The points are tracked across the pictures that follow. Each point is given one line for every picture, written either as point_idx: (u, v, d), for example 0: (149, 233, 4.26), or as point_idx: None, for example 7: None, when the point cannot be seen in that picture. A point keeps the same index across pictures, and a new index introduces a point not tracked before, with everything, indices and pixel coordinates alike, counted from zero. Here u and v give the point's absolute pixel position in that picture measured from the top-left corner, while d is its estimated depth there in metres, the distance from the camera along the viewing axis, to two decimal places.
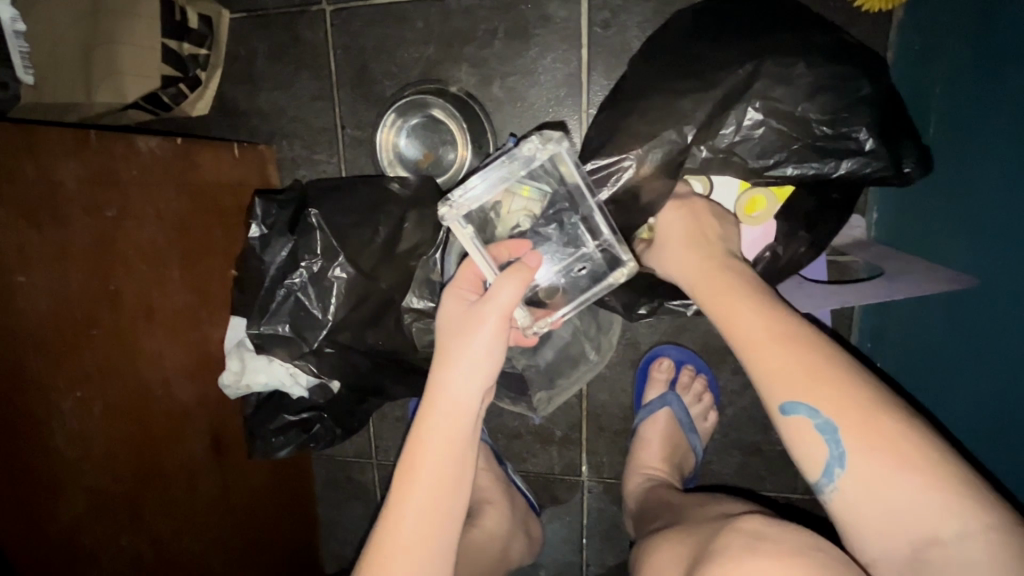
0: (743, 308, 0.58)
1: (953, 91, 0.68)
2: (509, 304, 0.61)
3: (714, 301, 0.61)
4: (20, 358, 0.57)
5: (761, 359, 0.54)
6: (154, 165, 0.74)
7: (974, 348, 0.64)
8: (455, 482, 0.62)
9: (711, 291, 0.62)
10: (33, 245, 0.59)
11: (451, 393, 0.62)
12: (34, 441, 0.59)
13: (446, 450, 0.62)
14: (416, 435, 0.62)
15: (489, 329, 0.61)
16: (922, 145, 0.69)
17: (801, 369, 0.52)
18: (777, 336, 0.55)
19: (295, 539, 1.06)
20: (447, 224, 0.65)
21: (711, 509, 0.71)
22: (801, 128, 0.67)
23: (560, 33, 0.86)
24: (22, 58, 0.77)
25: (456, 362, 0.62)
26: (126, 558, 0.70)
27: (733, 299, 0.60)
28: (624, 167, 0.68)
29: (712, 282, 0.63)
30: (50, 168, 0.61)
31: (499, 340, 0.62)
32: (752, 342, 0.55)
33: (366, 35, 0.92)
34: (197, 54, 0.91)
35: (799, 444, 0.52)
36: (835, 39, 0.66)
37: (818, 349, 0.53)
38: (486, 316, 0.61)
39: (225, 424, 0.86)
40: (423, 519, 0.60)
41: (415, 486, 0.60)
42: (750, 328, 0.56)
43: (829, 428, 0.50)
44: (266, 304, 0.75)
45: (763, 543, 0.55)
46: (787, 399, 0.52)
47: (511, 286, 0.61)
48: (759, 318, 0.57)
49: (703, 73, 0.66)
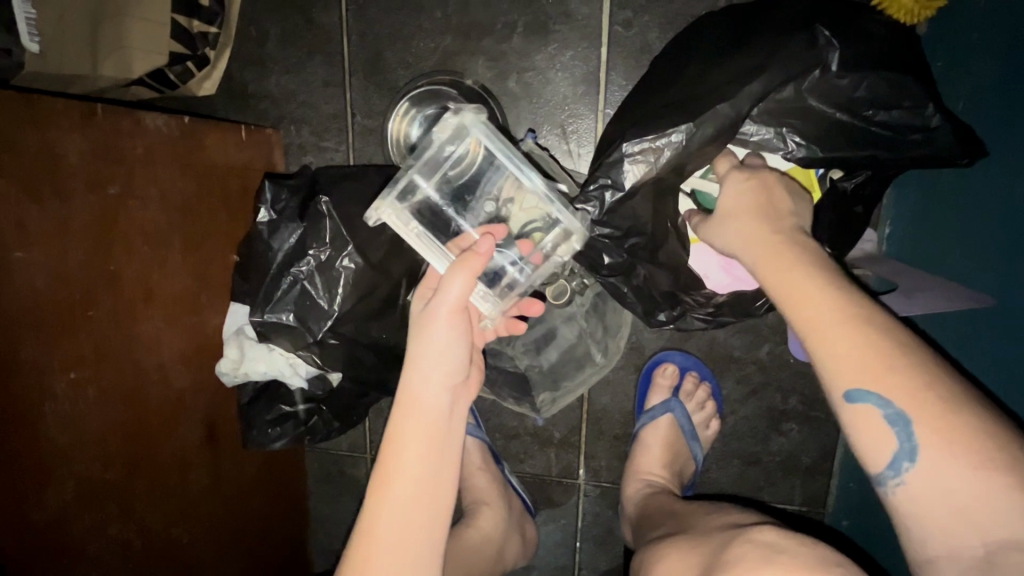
0: (803, 280, 0.51)
1: (994, 109, 0.63)
2: (459, 297, 0.58)
3: (769, 271, 0.54)
4: (17, 337, 0.55)
5: (828, 345, 0.48)
6: (159, 144, 0.71)
7: (986, 361, 0.63)
8: (436, 483, 0.60)
9: (776, 265, 0.54)
10: (33, 220, 0.56)
11: (416, 391, 0.61)
12: (27, 420, 0.56)
13: (424, 451, 0.60)
14: (391, 436, 0.61)
15: (444, 328, 0.60)
16: (964, 134, 0.61)
17: (868, 356, 0.47)
18: (844, 317, 0.48)
19: (287, 530, 1.05)
20: (376, 219, 0.63)
21: (720, 518, 0.70)
22: (845, 103, 0.62)
23: (580, 31, 0.85)
24: (28, 24, 0.70)
25: (424, 358, 0.60)
26: (114, 548, 0.68)
27: (794, 273, 0.52)
28: (670, 141, 0.63)
29: (778, 262, 0.54)
30: (56, 140, 0.58)
31: (456, 341, 0.60)
32: (809, 317, 0.50)
33: (381, 23, 0.91)
34: (206, 32, 0.89)
35: (859, 429, 0.47)
36: (890, 30, 0.63)
37: (881, 328, 0.48)
38: (435, 312, 0.59)
39: (219, 412, 0.84)
40: (407, 519, 0.58)
41: (392, 486, 0.59)
42: (807, 302, 0.50)
43: (901, 420, 0.45)
44: (271, 292, 0.73)
45: (778, 556, 0.54)
46: (852, 388, 0.47)
47: (457, 279, 0.58)
48: (820, 291, 0.50)
49: (760, 61, 0.61)
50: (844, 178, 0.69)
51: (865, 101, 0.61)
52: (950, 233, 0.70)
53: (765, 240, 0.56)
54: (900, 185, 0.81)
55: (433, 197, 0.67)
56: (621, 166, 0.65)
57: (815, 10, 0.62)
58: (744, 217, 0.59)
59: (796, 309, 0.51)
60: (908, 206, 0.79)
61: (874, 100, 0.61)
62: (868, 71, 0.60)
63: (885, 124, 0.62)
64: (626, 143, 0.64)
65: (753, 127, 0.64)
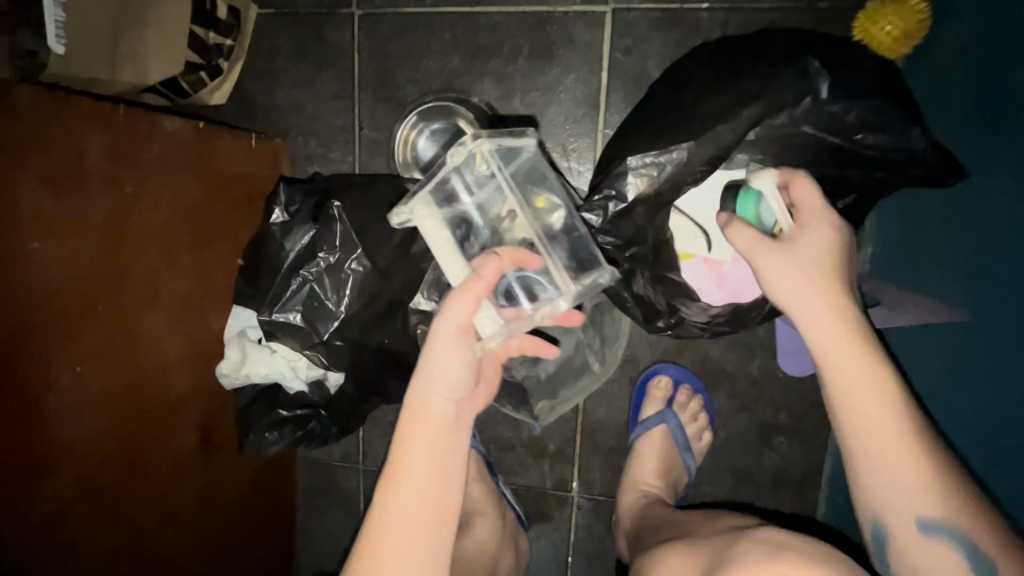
0: (880, 410, 0.57)
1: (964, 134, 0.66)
2: (462, 317, 0.59)
3: (845, 392, 0.59)
4: (20, 328, 0.55)
5: (896, 478, 0.56)
6: (179, 147, 0.72)
7: (960, 376, 0.65)
8: (439, 491, 0.61)
9: (848, 386, 0.59)
10: (48, 213, 0.56)
11: (422, 400, 0.61)
12: (27, 412, 0.56)
13: (433, 457, 0.61)
14: (398, 444, 0.61)
15: (449, 350, 0.59)
16: (941, 155, 0.64)
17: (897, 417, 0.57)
18: (879, 390, 0.58)
19: (275, 541, 1.03)
20: (400, 219, 0.66)
21: (718, 524, 0.72)
22: (838, 129, 0.67)
23: (582, 55, 0.89)
24: (56, 27, 0.68)
25: (429, 372, 0.60)
26: (104, 550, 0.66)
27: (870, 403, 0.58)
28: (673, 157, 0.67)
29: (859, 384, 0.58)
30: (79, 138, 0.59)
31: (458, 361, 0.59)
32: (884, 451, 0.57)
33: (392, 42, 0.94)
34: (221, 45, 0.92)
35: (926, 553, 0.56)
36: (871, 60, 0.67)
37: (941, 463, 0.56)
38: (438, 334, 0.59)
39: (217, 417, 0.83)
40: (404, 528, 0.59)
41: (399, 488, 0.60)
42: (882, 432, 0.57)
43: (969, 549, 0.54)
44: (280, 292, 0.75)
45: (783, 554, 0.56)
46: (922, 519, 0.56)
47: (463, 301, 0.58)
48: (892, 423, 0.57)
49: (753, 86, 0.65)
50: (834, 202, 0.73)
51: (854, 126, 0.66)
52: (926, 253, 0.73)
53: (847, 350, 0.59)
54: (885, 207, 0.84)
55: (467, 211, 0.68)
56: (625, 178, 0.69)
57: (804, 42, 0.67)
58: (817, 310, 0.61)
59: (830, 366, 0.60)
60: (892, 226, 0.82)
61: (862, 125, 0.66)
62: (857, 98, 0.64)
63: (875, 147, 0.67)
64: (631, 159, 0.68)
65: (741, 155, 0.72)
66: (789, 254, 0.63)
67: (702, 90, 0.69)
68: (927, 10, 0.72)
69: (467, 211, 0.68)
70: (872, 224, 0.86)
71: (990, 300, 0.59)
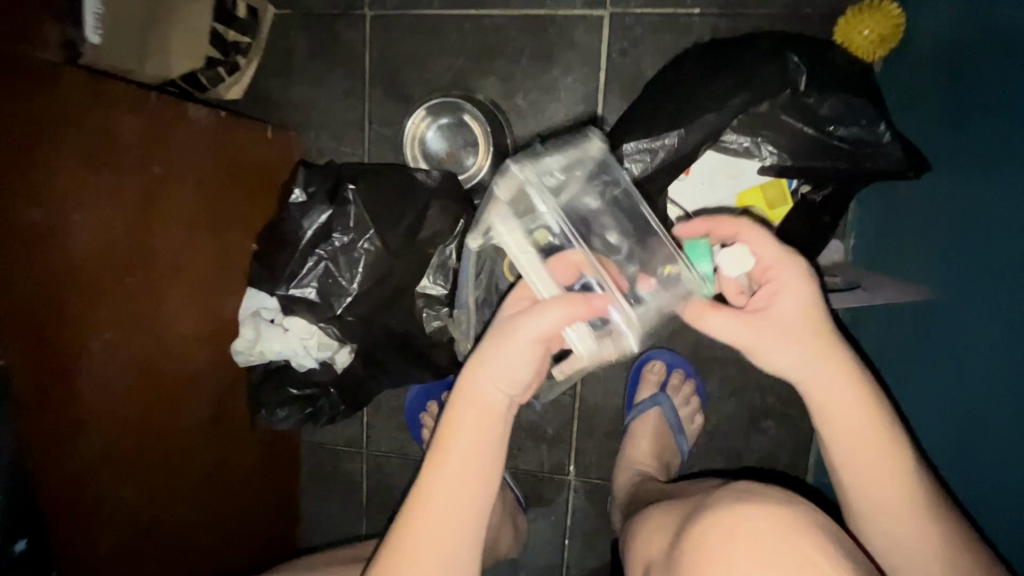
0: (882, 474, 0.58)
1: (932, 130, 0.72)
2: (548, 328, 0.56)
3: (854, 454, 0.58)
4: (58, 293, 0.58)
5: (892, 536, 0.58)
6: (202, 133, 0.76)
7: (933, 353, 0.69)
8: (470, 493, 0.57)
9: (858, 448, 0.58)
10: (87, 187, 0.60)
11: (478, 389, 0.57)
12: (61, 374, 0.59)
13: (473, 452, 0.57)
14: (442, 434, 0.58)
15: (523, 348, 0.56)
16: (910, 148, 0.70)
17: (889, 458, 0.57)
18: (886, 450, 0.58)
19: (280, 522, 1.06)
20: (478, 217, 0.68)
21: (696, 487, 0.77)
22: (811, 120, 0.71)
23: (581, 56, 0.95)
24: (95, 18, 0.71)
25: (492, 362, 0.57)
26: (125, 514, 0.69)
27: (879, 468, 0.58)
28: (664, 144, 0.72)
29: (868, 451, 0.58)
30: (118, 120, 0.63)
31: (528, 367, 0.56)
32: (885, 508, 0.58)
33: (402, 42, 1.00)
34: (239, 42, 0.97)
35: None
36: (849, 61, 0.73)
37: (936, 525, 0.57)
38: (522, 330, 0.55)
39: (229, 395, 0.86)
40: (444, 522, 0.56)
41: (441, 475, 0.57)
42: (885, 496, 0.58)
43: None
44: (296, 269, 0.80)
45: (755, 494, 0.55)
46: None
47: (553, 311, 0.55)
48: (895, 486, 0.57)
49: (740, 81, 0.71)
50: (812, 191, 0.79)
51: (828, 119, 0.71)
52: (901, 243, 0.77)
53: (859, 416, 0.58)
54: (863, 199, 0.88)
55: (558, 225, 0.64)
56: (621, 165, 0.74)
57: (788, 42, 0.73)
58: (827, 367, 0.59)
59: (823, 415, 0.59)
60: (868, 218, 0.86)
61: (835, 117, 0.71)
62: (831, 93, 0.70)
63: (847, 137, 0.72)
64: (626, 145, 0.74)
65: (733, 135, 0.75)
66: (769, 317, 0.60)
67: (693, 86, 0.74)
68: (901, 16, 0.77)
69: (558, 227, 0.65)
70: (853, 211, 0.89)
71: (966, 279, 0.63)
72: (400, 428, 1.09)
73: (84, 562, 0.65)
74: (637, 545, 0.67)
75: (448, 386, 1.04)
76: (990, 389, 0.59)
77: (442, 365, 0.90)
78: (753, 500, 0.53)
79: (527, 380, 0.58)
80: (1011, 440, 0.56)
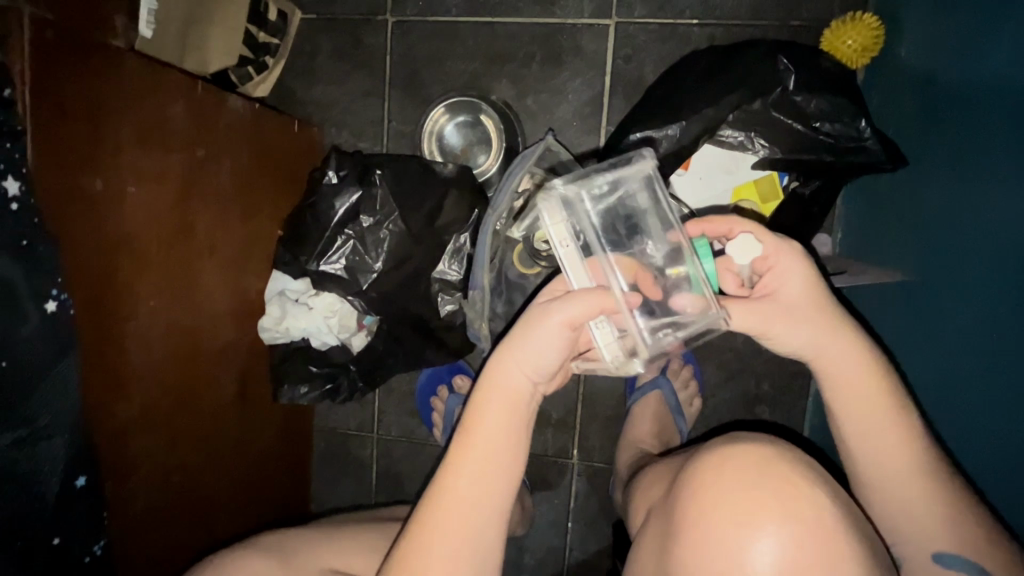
0: (891, 443, 0.61)
1: (907, 130, 0.79)
2: (579, 314, 0.57)
3: (858, 423, 0.62)
4: (114, 261, 0.63)
5: (901, 506, 0.61)
6: (239, 123, 0.82)
7: (914, 332, 0.75)
8: (497, 473, 0.57)
9: (868, 420, 0.61)
10: (143, 164, 0.66)
11: (506, 372, 0.58)
12: (113, 335, 0.64)
13: (501, 431, 0.57)
14: (471, 413, 0.58)
15: (553, 333, 0.57)
16: (889, 142, 0.78)
17: (892, 427, 0.61)
18: (893, 421, 0.61)
19: (294, 502, 1.09)
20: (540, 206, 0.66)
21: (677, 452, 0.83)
22: (799, 117, 0.79)
23: (588, 62, 1.02)
24: (149, 12, 0.78)
25: (522, 345, 0.57)
26: (158, 475, 0.74)
27: (885, 437, 0.61)
28: (667, 135, 0.79)
29: (876, 421, 0.61)
30: (170, 106, 0.70)
31: (557, 350, 0.57)
32: (892, 476, 0.61)
33: (420, 46, 1.07)
34: (268, 43, 1.04)
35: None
36: (836, 66, 0.80)
37: (941, 490, 0.59)
38: (553, 313, 0.57)
39: (253, 372, 0.91)
40: (470, 500, 0.56)
41: (471, 452, 0.57)
42: (891, 462, 0.61)
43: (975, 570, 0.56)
44: (325, 247, 0.86)
45: (740, 437, 0.61)
46: (939, 551, 0.59)
47: (591, 299, 0.57)
48: (903, 453, 0.61)
49: (734, 80, 0.78)
50: (801, 185, 0.86)
51: (814, 115, 0.79)
52: (888, 231, 0.82)
53: (872, 392, 0.61)
54: (849, 193, 0.95)
55: (598, 225, 0.67)
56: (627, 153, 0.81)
57: (779, 46, 0.80)
58: (837, 346, 0.62)
59: (832, 384, 0.63)
60: (856, 211, 0.92)
61: (821, 114, 0.78)
62: (815, 92, 0.78)
63: (832, 132, 0.79)
64: (634, 135, 0.80)
65: (729, 130, 0.82)
66: (776, 299, 0.64)
67: (693, 85, 0.81)
68: (881, 28, 0.85)
69: (596, 224, 0.67)
70: (845, 207, 0.95)
71: (938, 261, 0.70)
72: (410, 413, 1.13)
73: (123, 516, 0.69)
74: (641, 496, 0.75)
75: (458, 371, 1.08)
76: (965, 361, 0.64)
77: (455, 345, 0.96)
78: (740, 443, 0.59)
79: (554, 365, 0.58)
80: (982, 399, 0.62)
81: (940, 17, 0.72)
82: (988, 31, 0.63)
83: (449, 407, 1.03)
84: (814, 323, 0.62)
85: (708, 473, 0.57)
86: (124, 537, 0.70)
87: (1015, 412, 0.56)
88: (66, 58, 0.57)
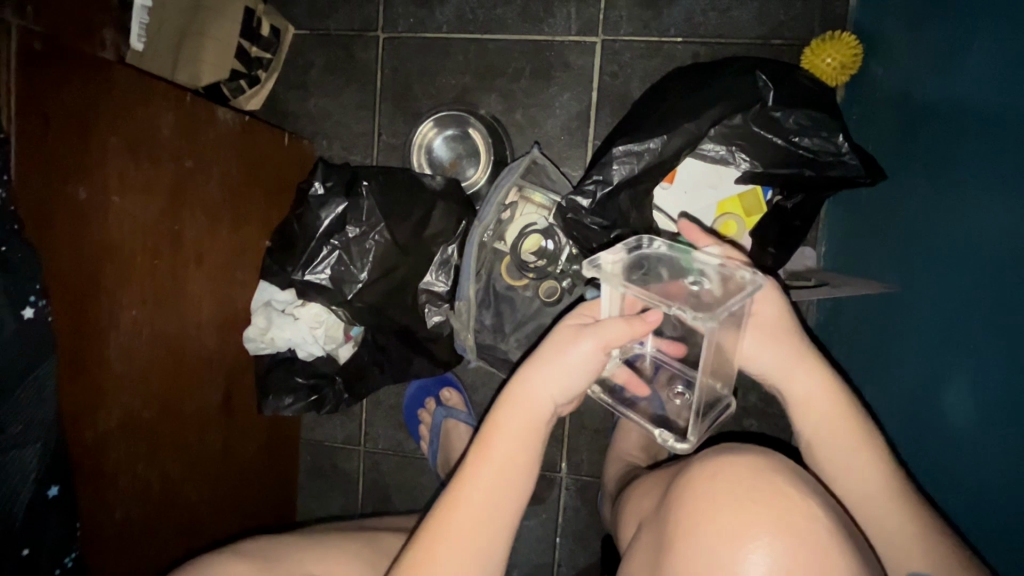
0: (861, 467, 0.62)
1: (884, 146, 0.81)
2: (613, 336, 0.58)
3: (825, 447, 0.64)
4: (99, 267, 0.64)
5: (878, 521, 0.61)
6: (229, 134, 0.83)
7: (896, 343, 0.75)
8: (513, 485, 0.57)
9: (832, 444, 0.64)
10: (130, 173, 0.66)
11: (532, 391, 0.58)
12: (96, 337, 0.64)
13: (519, 448, 0.57)
14: (489, 426, 0.58)
15: (587, 357, 0.58)
16: (868, 156, 0.78)
17: (859, 450, 0.63)
18: (860, 443, 0.63)
19: (278, 512, 1.08)
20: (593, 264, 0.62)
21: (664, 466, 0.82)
22: (779, 132, 0.81)
23: (576, 77, 1.04)
24: (140, 28, 0.86)
25: (552, 363, 0.58)
26: (138, 486, 0.73)
27: (855, 459, 0.63)
28: (648, 149, 0.80)
29: (842, 444, 0.63)
30: (158, 116, 0.70)
31: (588, 369, 0.58)
32: (861, 495, 0.62)
33: (412, 61, 1.09)
34: (262, 58, 1.05)
35: None
36: (815, 82, 0.82)
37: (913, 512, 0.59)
38: (589, 333, 0.58)
39: (238, 381, 0.90)
40: (474, 513, 0.55)
41: (487, 466, 0.56)
42: (860, 484, 0.62)
43: None
44: (311, 257, 0.86)
45: (734, 449, 0.61)
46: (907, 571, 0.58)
47: (620, 323, 0.58)
48: (877, 472, 0.62)
49: (715, 94, 0.80)
50: (784, 198, 0.87)
51: (793, 130, 0.80)
52: (868, 246, 0.83)
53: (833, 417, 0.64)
54: (831, 209, 0.97)
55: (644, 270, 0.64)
56: (611, 165, 0.81)
57: (757, 63, 0.82)
58: (801, 372, 0.65)
59: (798, 410, 0.66)
60: (832, 242, 0.96)
61: (799, 129, 0.80)
62: (794, 106, 0.79)
63: (813, 146, 0.80)
64: (618, 148, 0.81)
65: (710, 144, 0.86)
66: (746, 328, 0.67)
67: (677, 99, 0.82)
68: (858, 47, 0.87)
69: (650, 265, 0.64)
70: (829, 219, 0.97)
71: (916, 276, 0.71)
72: (397, 425, 1.12)
73: (102, 528, 0.69)
74: (630, 509, 0.75)
75: (445, 383, 1.08)
76: (939, 375, 0.65)
77: (441, 357, 0.96)
78: (733, 457, 0.59)
79: (580, 387, 0.59)
80: (957, 410, 0.62)
81: (916, 35, 0.74)
82: (960, 50, 0.65)
83: (436, 419, 1.03)
84: (780, 348, 0.66)
85: (700, 485, 0.57)
86: (99, 548, 0.70)
87: (989, 423, 0.57)
88: (51, 68, 0.57)
